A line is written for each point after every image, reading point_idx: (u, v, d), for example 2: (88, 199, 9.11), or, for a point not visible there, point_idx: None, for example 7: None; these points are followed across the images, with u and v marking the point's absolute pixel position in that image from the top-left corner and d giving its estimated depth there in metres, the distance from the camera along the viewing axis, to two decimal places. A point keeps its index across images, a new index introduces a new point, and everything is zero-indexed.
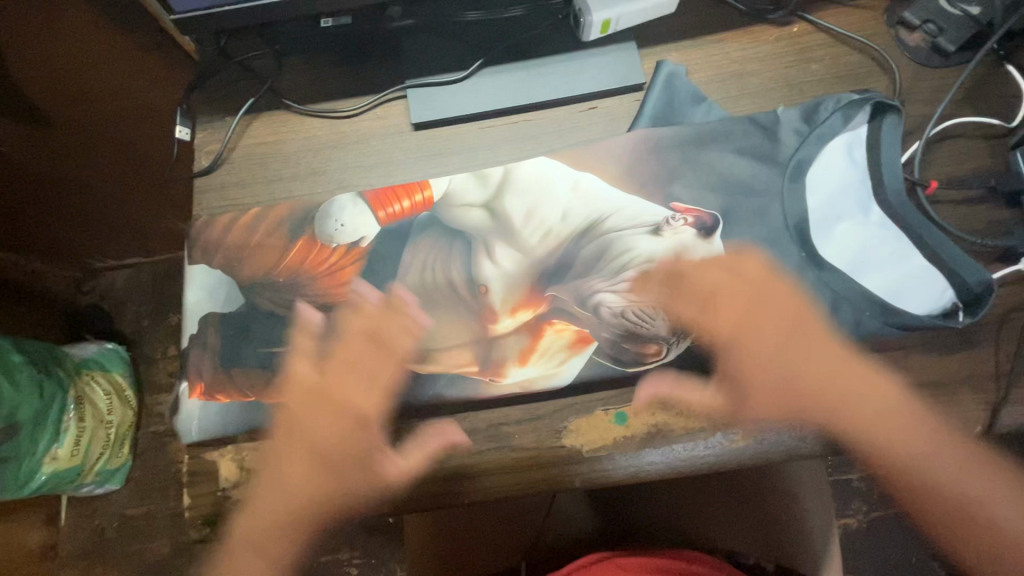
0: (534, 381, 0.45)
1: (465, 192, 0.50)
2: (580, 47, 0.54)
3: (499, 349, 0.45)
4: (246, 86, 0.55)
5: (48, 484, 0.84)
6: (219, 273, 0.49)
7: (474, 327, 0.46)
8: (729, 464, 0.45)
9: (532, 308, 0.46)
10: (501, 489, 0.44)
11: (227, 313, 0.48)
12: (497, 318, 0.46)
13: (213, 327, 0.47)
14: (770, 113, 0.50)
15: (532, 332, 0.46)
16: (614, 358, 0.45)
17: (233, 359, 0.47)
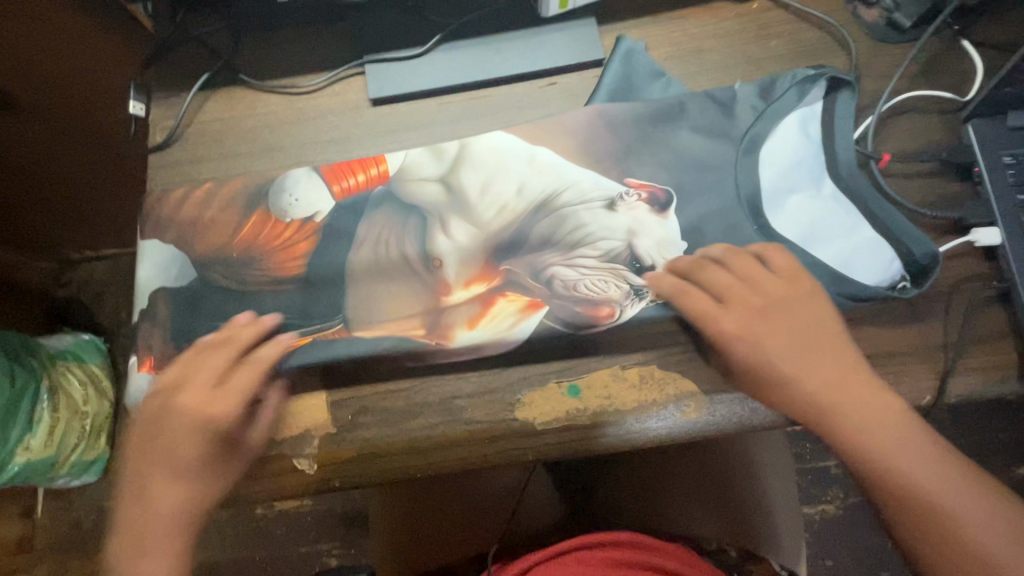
0: (483, 344, 0.45)
1: (421, 167, 0.50)
2: (539, 23, 0.54)
3: (449, 316, 0.45)
4: (204, 62, 0.54)
5: (20, 476, 0.79)
6: (173, 249, 0.49)
7: (427, 299, 0.46)
8: (682, 437, 0.45)
9: (485, 281, 0.46)
10: (452, 463, 0.44)
11: (177, 288, 0.48)
12: (450, 289, 0.46)
13: (162, 303, 0.47)
14: (727, 88, 0.51)
15: (485, 303, 0.46)
16: (565, 320, 0.45)
17: (184, 334, 0.47)
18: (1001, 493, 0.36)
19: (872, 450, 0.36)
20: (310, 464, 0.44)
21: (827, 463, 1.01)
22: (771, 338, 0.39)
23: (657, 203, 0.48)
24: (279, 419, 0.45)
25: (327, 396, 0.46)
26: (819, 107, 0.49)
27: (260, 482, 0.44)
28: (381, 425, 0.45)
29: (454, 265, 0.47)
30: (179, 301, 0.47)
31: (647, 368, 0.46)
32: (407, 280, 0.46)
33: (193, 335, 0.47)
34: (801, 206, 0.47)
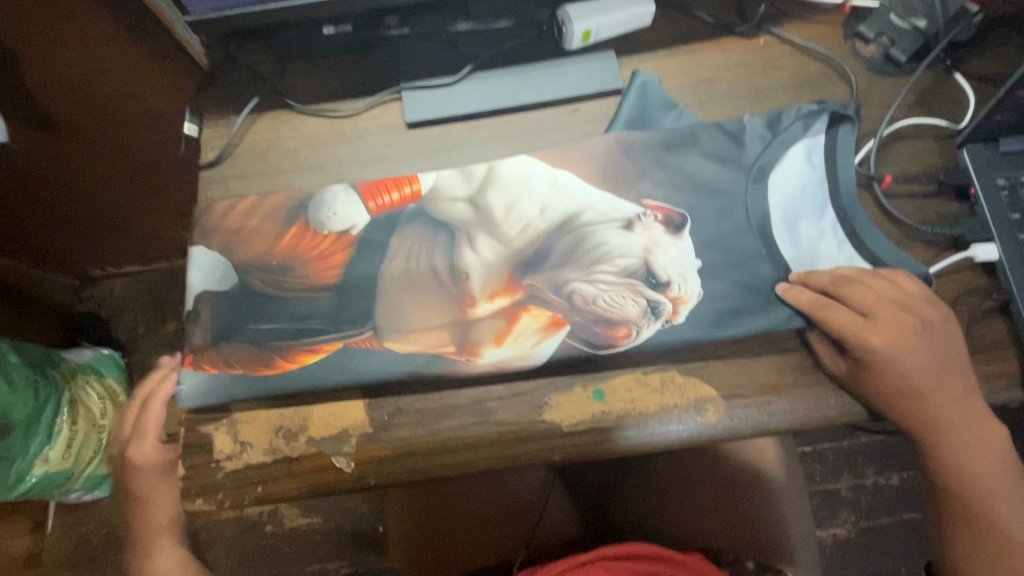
0: (508, 361, 0.47)
1: (451, 186, 0.53)
2: (563, 55, 0.58)
3: (475, 331, 0.48)
4: (251, 87, 0.58)
5: (37, 487, 0.86)
6: (218, 255, 0.52)
7: (454, 311, 0.48)
8: (702, 440, 0.47)
9: (509, 295, 0.49)
10: (483, 462, 0.46)
11: (221, 291, 0.51)
12: (476, 302, 0.49)
13: (208, 306, 0.50)
14: (736, 121, 0.54)
15: (508, 317, 0.48)
16: (586, 340, 0.47)
17: (223, 338, 0.49)
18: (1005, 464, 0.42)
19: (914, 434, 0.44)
20: (347, 463, 0.46)
21: (836, 486, 1.02)
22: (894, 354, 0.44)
23: (671, 223, 0.51)
24: (317, 419, 0.47)
25: (363, 397, 0.48)
26: (822, 139, 0.53)
27: (299, 479, 0.46)
28: (416, 425, 0.47)
29: (479, 279, 0.49)
30: (219, 307, 0.50)
31: (668, 374, 0.48)
32: (435, 294, 0.49)
33: (232, 340, 0.49)
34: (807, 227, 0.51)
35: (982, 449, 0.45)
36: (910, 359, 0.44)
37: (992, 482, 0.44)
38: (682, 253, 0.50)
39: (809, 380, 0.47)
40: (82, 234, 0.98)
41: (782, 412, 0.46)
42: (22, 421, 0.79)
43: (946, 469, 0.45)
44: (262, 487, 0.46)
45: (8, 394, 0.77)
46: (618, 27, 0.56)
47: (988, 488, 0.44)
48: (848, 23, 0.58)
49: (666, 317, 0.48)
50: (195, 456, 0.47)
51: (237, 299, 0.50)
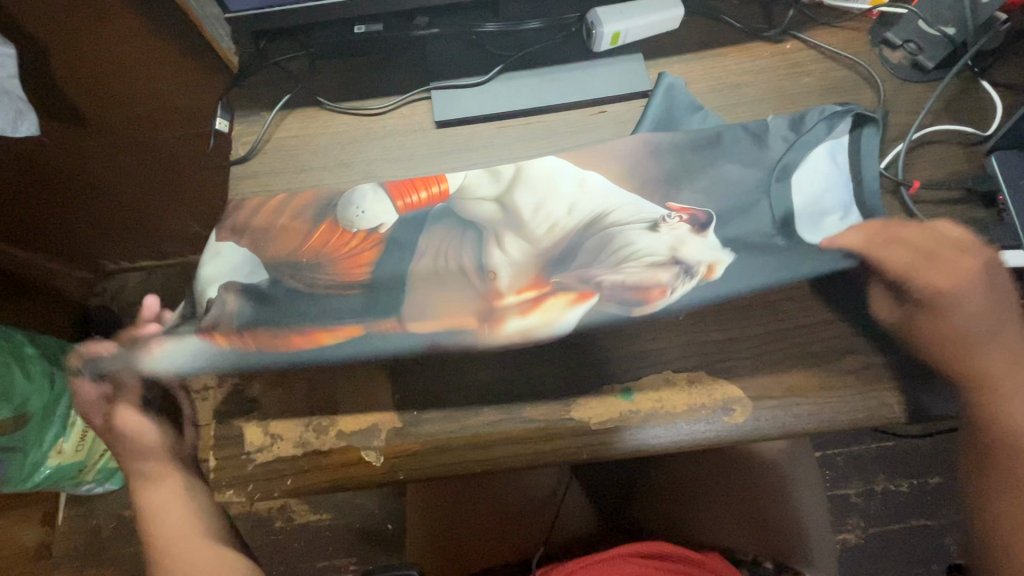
0: (534, 330, 0.47)
1: (478, 186, 0.53)
2: (590, 57, 0.59)
3: (501, 316, 0.47)
4: (283, 84, 0.59)
5: (50, 478, 0.85)
6: (244, 250, 0.51)
7: (479, 305, 0.47)
8: (729, 441, 0.47)
9: (537, 290, 0.48)
10: (512, 459, 0.46)
11: (248, 283, 0.49)
12: (503, 295, 0.48)
13: (232, 296, 0.48)
14: (760, 122, 0.55)
15: (535, 302, 0.48)
16: (618, 302, 0.48)
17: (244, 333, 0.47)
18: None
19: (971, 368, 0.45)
20: (376, 457, 0.47)
21: (847, 491, 1.02)
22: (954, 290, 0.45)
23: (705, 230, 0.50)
24: (348, 413, 0.48)
25: (392, 392, 0.48)
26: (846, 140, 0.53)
27: (329, 472, 0.46)
28: (445, 421, 0.47)
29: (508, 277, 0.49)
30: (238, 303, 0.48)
31: (695, 374, 0.48)
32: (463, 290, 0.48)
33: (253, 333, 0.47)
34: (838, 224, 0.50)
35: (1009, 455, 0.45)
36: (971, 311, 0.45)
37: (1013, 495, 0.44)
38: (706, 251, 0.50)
39: (838, 383, 0.47)
40: (100, 228, 0.99)
41: (811, 415, 0.47)
42: (39, 411, 0.80)
43: None
44: (292, 479, 0.46)
45: (25, 384, 0.78)
46: (647, 30, 0.57)
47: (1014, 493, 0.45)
48: (874, 30, 0.58)
49: (700, 275, 0.49)
50: (226, 448, 0.47)
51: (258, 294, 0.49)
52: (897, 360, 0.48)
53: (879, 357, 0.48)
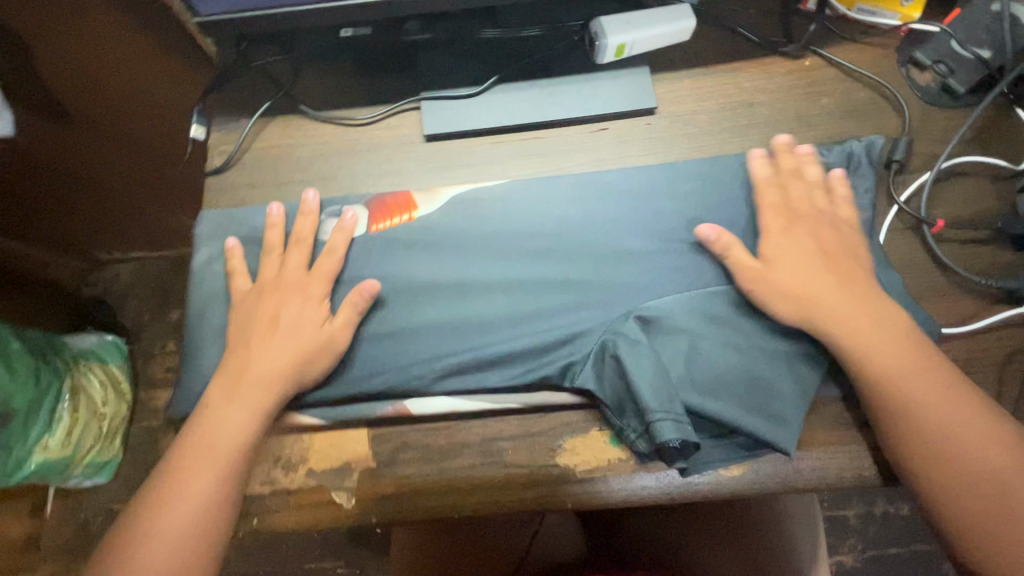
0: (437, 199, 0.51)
1: (414, 267, 0.49)
2: (593, 69, 0.55)
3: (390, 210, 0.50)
4: (265, 89, 0.56)
5: (36, 474, 0.82)
6: (221, 228, 0.50)
7: (369, 211, 0.50)
8: (723, 493, 0.44)
9: (407, 214, 0.50)
10: (493, 506, 0.44)
11: (247, 243, 0.50)
12: (406, 206, 0.50)
13: (214, 240, 0.50)
14: (674, 205, 0.49)
15: (409, 201, 0.51)
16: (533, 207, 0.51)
17: (198, 329, 0.48)
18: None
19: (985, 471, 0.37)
20: (348, 498, 0.44)
21: (845, 513, 0.99)
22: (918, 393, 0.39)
23: (649, 180, 0.50)
24: (318, 450, 0.45)
25: (367, 429, 0.45)
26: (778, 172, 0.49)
27: (299, 513, 0.44)
28: (420, 462, 0.44)
29: (461, 279, 0.48)
30: (205, 283, 0.49)
31: None
32: (423, 300, 0.48)
33: (201, 354, 0.47)
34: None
35: None
36: (896, 379, 0.39)
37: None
38: (695, 424, 0.44)
39: (841, 436, 0.44)
40: (87, 220, 0.93)
41: (812, 471, 0.44)
42: (22, 409, 0.76)
43: None
44: (258, 519, 0.44)
45: (8, 381, 0.74)
46: (655, 42, 0.53)
47: None
48: (903, 48, 0.53)
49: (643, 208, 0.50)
50: None
51: (222, 277, 0.49)
52: None
53: None
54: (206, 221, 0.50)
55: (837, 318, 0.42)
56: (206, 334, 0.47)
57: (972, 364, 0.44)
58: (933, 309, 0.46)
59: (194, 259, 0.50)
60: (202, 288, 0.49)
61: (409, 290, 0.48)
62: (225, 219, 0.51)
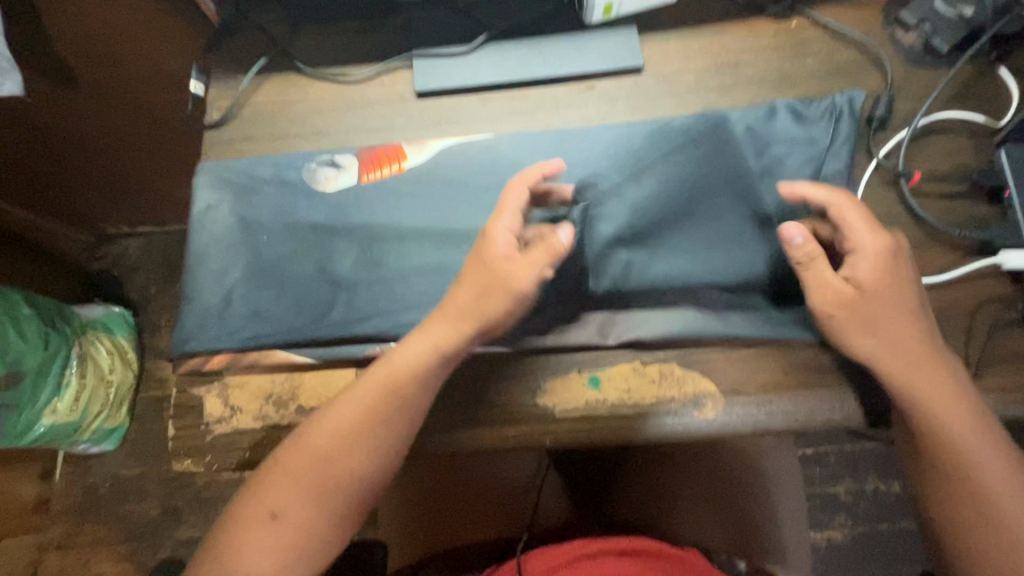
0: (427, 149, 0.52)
1: (405, 215, 0.50)
2: (582, 29, 0.56)
3: (380, 161, 0.52)
4: (262, 48, 0.57)
5: (44, 437, 0.84)
6: (219, 177, 0.52)
7: (360, 162, 0.52)
8: (698, 435, 0.45)
9: (397, 164, 0.52)
10: (478, 443, 0.45)
11: (243, 191, 0.51)
12: (395, 157, 0.52)
13: (213, 189, 0.52)
14: None
15: (398, 152, 0.52)
16: (521, 158, 0.52)
17: (197, 272, 0.50)
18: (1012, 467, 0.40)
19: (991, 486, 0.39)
20: None
21: (837, 489, 0.98)
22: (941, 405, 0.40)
23: (634, 134, 0.52)
24: (308, 387, 0.47)
25: (355, 369, 0.47)
26: (759, 126, 0.50)
27: None
28: None
29: (452, 226, 0.50)
30: (203, 228, 0.51)
31: (667, 365, 0.47)
32: (414, 245, 0.49)
33: (199, 293, 0.49)
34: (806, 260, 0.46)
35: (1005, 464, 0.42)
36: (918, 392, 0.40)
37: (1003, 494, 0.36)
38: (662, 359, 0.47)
39: (814, 382, 0.46)
40: (94, 192, 0.95)
41: (785, 414, 0.45)
42: (33, 371, 0.77)
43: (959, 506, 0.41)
44: (250, 451, 0.46)
45: (19, 343, 0.75)
46: (643, 2, 0.54)
47: None
48: (888, 9, 0.54)
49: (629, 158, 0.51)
50: (187, 418, 0.46)
51: (221, 223, 0.51)
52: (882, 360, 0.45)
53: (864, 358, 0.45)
54: (206, 169, 0.52)
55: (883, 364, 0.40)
56: (204, 280, 0.49)
57: (944, 313, 0.45)
58: (908, 260, 0.47)
59: (192, 206, 0.51)
60: (201, 233, 0.51)
61: (399, 236, 0.50)
62: (223, 168, 0.52)
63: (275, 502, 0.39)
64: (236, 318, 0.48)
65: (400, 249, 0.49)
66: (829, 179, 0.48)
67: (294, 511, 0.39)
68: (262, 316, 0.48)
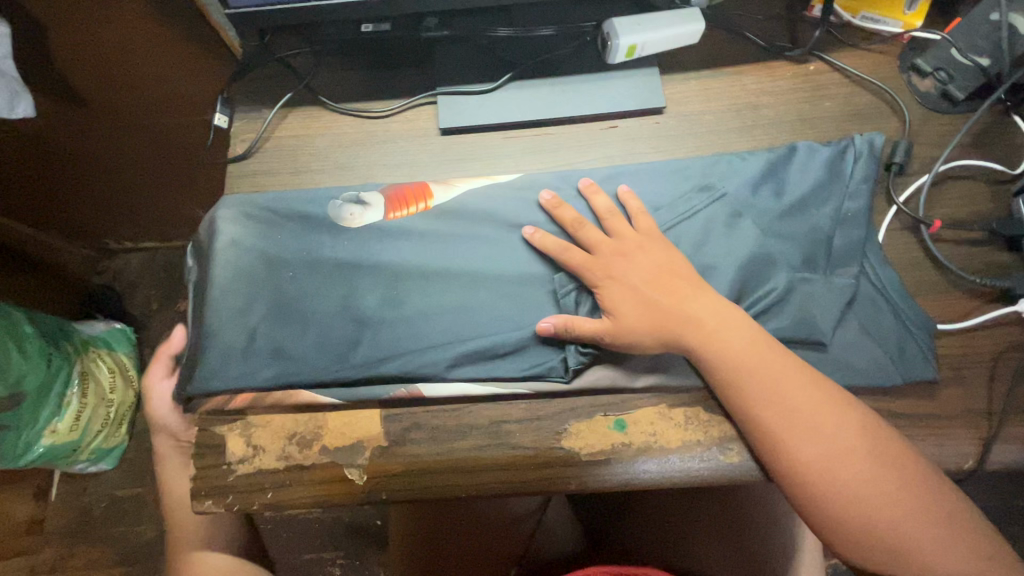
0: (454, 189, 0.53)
1: (427, 251, 0.50)
2: (604, 69, 0.57)
3: (407, 201, 0.52)
4: (286, 81, 0.58)
5: (43, 458, 0.82)
6: (242, 210, 0.52)
7: (386, 201, 0.52)
8: (723, 480, 0.45)
9: (423, 204, 0.52)
10: (498, 485, 0.45)
11: (267, 226, 0.51)
12: (422, 197, 0.52)
13: (233, 222, 0.51)
14: (685, 198, 0.50)
15: (423, 193, 0.53)
16: None
17: (217, 308, 0.49)
18: (916, 486, 0.38)
19: (869, 500, 0.38)
20: (360, 475, 0.45)
21: None
22: (807, 412, 0.40)
23: (656, 172, 0.52)
24: (332, 428, 0.46)
25: (379, 409, 0.47)
26: (779, 165, 0.51)
27: (310, 488, 0.45)
28: (427, 441, 0.46)
29: (475, 265, 0.50)
30: (219, 266, 0.50)
31: (693, 410, 0.47)
32: (438, 283, 0.49)
33: (221, 330, 0.49)
34: (829, 303, 0.46)
35: (942, 501, 0.38)
36: (791, 401, 0.40)
37: (935, 568, 0.36)
38: (683, 401, 0.47)
39: None
40: (102, 211, 0.94)
41: None
42: (34, 391, 0.75)
43: (903, 527, 0.37)
44: (272, 493, 0.45)
45: (21, 363, 0.73)
46: (666, 43, 0.54)
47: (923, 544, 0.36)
48: (905, 55, 0.55)
49: (649, 195, 0.51)
50: (208, 456, 0.46)
51: (239, 260, 0.50)
52: (906, 405, 0.45)
53: (889, 404, 0.45)
54: (230, 200, 0.52)
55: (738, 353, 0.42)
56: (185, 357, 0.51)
57: (964, 359, 0.46)
58: (927, 306, 0.48)
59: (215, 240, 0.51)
60: (223, 267, 0.50)
61: (424, 277, 0.50)
62: (243, 201, 0.52)
63: None
64: (258, 357, 0.48)
65: (424, 288, 0.49)
66: (848, 219, 0.49)
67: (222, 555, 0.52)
68: (288, 354, 0.48)
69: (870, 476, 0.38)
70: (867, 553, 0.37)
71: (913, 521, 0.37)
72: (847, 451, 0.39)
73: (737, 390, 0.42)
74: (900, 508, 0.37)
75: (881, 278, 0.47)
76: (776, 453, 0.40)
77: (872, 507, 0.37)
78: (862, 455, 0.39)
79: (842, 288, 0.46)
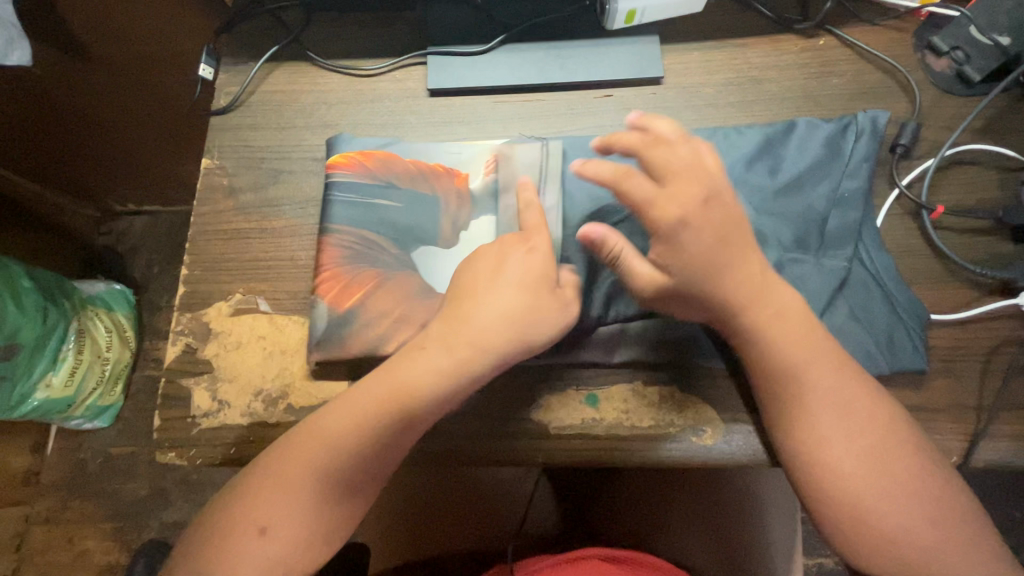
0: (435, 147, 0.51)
1: (402, 212, 0.49)
2: (602, 35, 0.54)
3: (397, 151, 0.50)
4: (275, 36, 0.56)
5: (37, 412, 0.78)
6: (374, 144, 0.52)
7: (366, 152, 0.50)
8: (695, 463, 0.44)
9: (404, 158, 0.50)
10: (467, 455, 0.44)
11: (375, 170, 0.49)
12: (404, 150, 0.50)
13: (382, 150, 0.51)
14: None
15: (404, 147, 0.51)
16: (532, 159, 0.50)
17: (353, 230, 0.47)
18: (940, 493, 0.36)
19: (896, 507, 0.35)
20: None
21: None
22: (848, 407, 0.37)
23: None
24: (300, 388, 0.46)
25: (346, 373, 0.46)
26: (778, 139, 0.49)
27: None
28: None
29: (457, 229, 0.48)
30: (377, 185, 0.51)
31: (669, 390, 0.45)
32: (415, 248, 0.48)
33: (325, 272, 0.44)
34: (819, 287, 0.44)
35: (960, 508, 0.36)
36: (835, 394, 0.37)
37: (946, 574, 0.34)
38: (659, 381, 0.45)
39: None
40: (112, 172, 0.89)
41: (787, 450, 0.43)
42: (31, 344, 0.71)
43: (924, 534, 0.35)
44: (234, 448, 0.44)
45: (15, 315, 0.68)
46: (667, 11, 0.52)
47: (944, 553, 0.35)
48: (920, 33, 0.52)
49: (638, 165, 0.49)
50: (175, 408, 0.46)
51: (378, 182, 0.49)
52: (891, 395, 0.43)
53: None
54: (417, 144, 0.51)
55: (789, 341, 0.38)
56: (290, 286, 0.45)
57: (957, 350, 0.44)
58: (924, 294, 0.46)
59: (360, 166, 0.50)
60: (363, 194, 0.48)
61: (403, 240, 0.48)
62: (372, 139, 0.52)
63: (260, 514, 0.36)
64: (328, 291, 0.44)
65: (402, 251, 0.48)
66: (846, 200, 0.46)
67: (291, 527, 0.37)
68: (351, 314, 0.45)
69: (901, 480, 0.36)
70: (862, 555, 0.35)
71: (936, 531, 0.35)
72: (885, 452, 0.36)
73: (794, 373, 0.38)
74: (925, 516, 0.35)
75: (878, 264, 0.45)
76: (812, 449, 0.37)
77: (898, 515, 0.35)
78: (898, 457, 0.36)
79: (834, 272, 0.44)
